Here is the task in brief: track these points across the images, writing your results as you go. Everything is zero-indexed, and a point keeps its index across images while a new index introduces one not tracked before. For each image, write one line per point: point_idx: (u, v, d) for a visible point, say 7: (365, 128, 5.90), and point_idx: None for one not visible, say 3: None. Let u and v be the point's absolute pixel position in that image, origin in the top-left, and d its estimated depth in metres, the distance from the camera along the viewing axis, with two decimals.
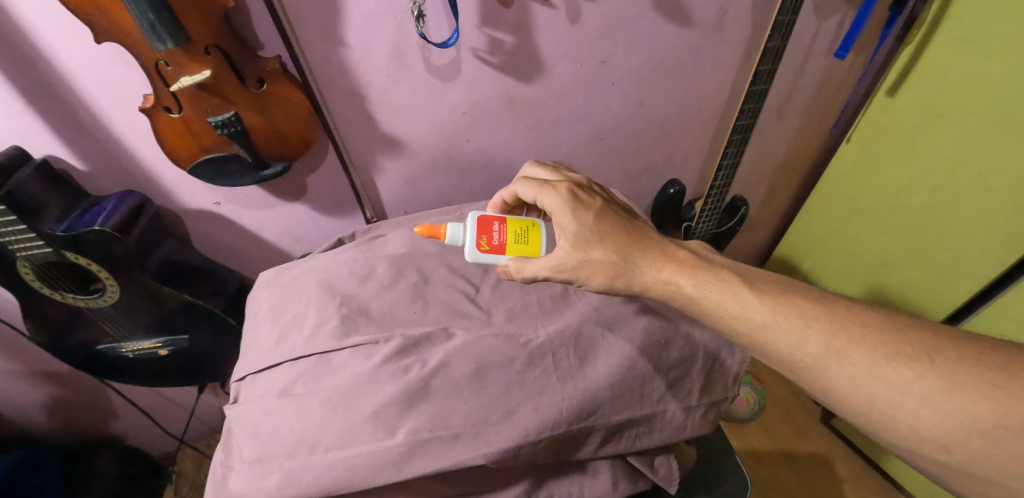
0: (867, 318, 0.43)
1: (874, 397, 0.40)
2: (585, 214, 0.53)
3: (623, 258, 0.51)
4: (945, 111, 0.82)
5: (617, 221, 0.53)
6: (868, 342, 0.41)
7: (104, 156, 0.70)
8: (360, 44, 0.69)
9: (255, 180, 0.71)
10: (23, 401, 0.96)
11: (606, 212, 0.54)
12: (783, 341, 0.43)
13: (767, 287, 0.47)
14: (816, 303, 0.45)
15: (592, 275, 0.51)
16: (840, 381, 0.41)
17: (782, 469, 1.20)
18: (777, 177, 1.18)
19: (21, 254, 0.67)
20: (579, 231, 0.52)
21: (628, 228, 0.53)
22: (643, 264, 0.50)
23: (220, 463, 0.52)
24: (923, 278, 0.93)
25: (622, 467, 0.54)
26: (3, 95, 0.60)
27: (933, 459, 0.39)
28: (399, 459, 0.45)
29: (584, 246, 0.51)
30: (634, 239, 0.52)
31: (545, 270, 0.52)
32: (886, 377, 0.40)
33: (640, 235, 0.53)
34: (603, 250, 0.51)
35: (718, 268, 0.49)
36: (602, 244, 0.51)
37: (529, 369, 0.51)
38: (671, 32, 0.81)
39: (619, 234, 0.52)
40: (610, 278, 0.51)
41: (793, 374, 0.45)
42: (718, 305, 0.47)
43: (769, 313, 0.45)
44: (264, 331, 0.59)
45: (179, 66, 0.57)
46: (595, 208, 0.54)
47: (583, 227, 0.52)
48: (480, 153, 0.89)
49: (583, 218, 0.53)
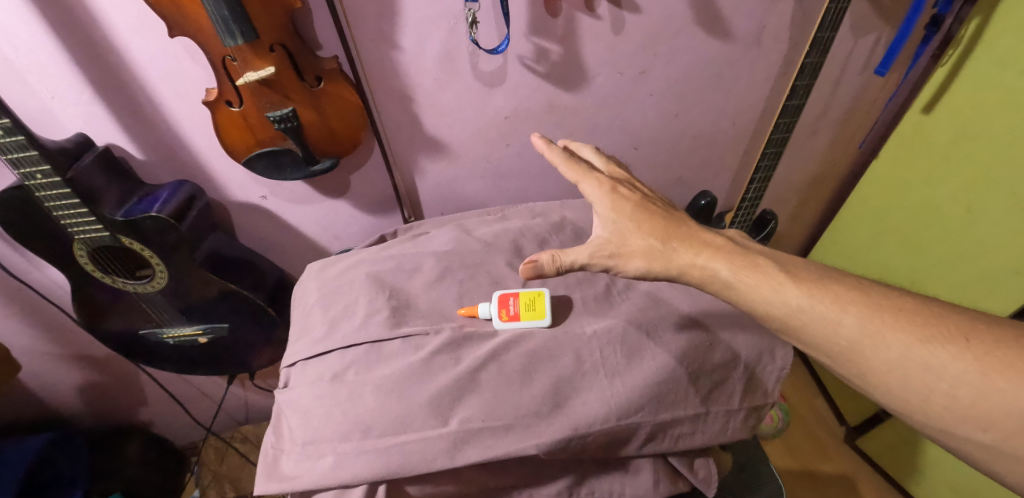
0: (902, 303, 0.43)
1: (909, 379, 0.41)
2: (624, 204, 0.55)
3: (661, 242, 0.51)
4: (983, 128, 0.82)
5: (655, 209, 0.54)
6: (902, 324, 0.42)
7: (162, 147, 0.73)
8: (413, 47, 0.71)
9: (305, 174, 0.73)
10: (60, 383, 0.98)
11: (644, 203, 0.55)
12: (821, 325, 0.43)
13: (804, 273, 0.47)
14: (851, 288, 0.45)
15: (629, 259, 0.51)
16: (875, 362, 0.42)
17: (805, 489, 1.18)
18: (807, 192, 1.18)
19: (80, 237, 0.70)
20: (617, 219, 0.53)
21: (666, 216, 0.54)
22: (682, 249, 0.50)
23: (271, 445, 0.53)
24: (955, 293, 0.92)
25: (663, 466, 0.54)
26: (75, 84, 0.63)
27: (970, 441, 0.39)
28: (452, 447, 0.47)
29: (621, 234, 0.53)
30: (672, 226, 0.53)
31: (585, 255, 0.52)
32: (921, 358, 0.40)
33: (678, 222, 0.53)
34: (641, 236, 0.52)
35: (755, 255, 0.49)
36: (640, 230, 0.52)
37: (578, 364, 0.53)
38: (711, 45, 0.83)
39: (658, 222, 0.53)
40: (647, 262, 0.50)
41: (827, 359, 0.45)
42: (754, 290, 0.46)
43: (805, 296, 0.45)
44: (313, 320, 0.61)
45: (245, 61, 0.60)
46: (634, 200, 0.55)
47: (621, 216, 0.54)
48: (519, 158, 0.91)
49: (621, 208, 0.54)
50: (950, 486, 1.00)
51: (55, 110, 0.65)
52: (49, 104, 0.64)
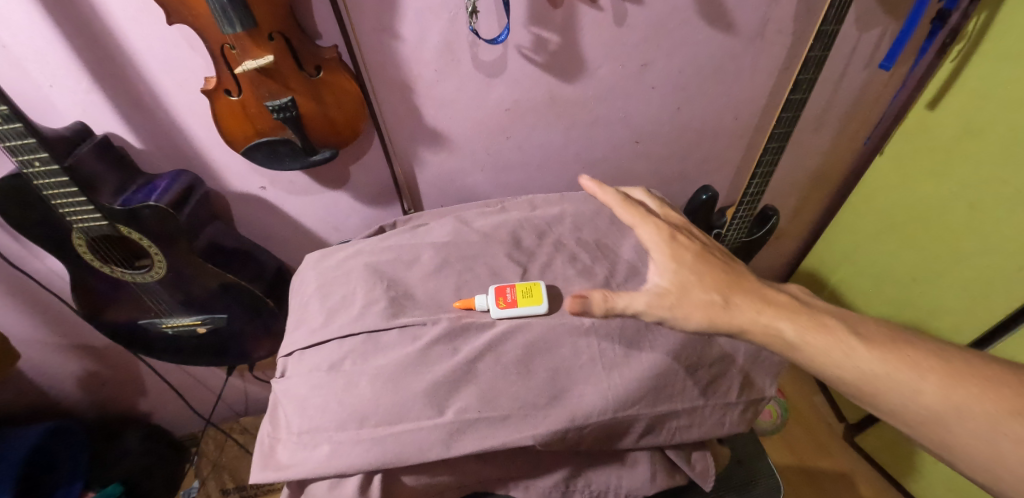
0: (984, 371, 0.43)
1: (998, 453, 0.40)
2: (683, 254, 0.53)
3: (721, 298, 0.50)
4: (988, 127, 0.81)
5: (714, 261, 0.53)
6: (986, 395, 0.42)
7: (161, 136, 0.73)
8: (413, 38, 0.71)
9: (304, 164, 0.73)
10: (60, 372, 0.99)
11: (704, 253, 0.53)
12: (895, 390, 0.43)
13: (874, 335, 0.46)
14: (929, 353, 0.45)
15: (688, 312, 0.49)
16: (961, 433, 0.41)
17: (804, 485, 1.18)
18: (809, 187, 1.18)
19: (78, 226, 0.70)
20: (677, 269, 0.52)
21: (726, 269, 0.53)
22: (742, 305, 0.49)
23: (267, 434, 0.53)
24: (958, 293, 0.92)
25: (660, 459, 0.54)
26: (74, 72, 0.63)
27: None
28: (448, 437, 0.47)
29: (680, 283, 0.51)
30: (732, 279, 0.51)
31: (640, 303, 0.49)
32: (1009, 432, 0.40)
33: (738, 276, 0.52)
34: (701, 289, 0.50)
35: (822, 314, 0.49)
36: (700, 282, 0.51)
37: (575, 356, 0.52)
38: (713, 38, 0.82)
39: (718, 275, 0.51)
40: (707, 317, 0.49)
41: (906, 427, 0.44)
42: (823, 352, 0.46)
43: (876, 360, 0.44)
44: (311, 310, 0.61)
45: (244, 50, 0.59)
46: (692, 249, 0.54)
47: (681, 266, 0.52)
48: (519, 150, 0.90)
49: (680, 257, 0.53)
50: (949, 484, 1.00)
51: (54, 98, 0.65)
52: (47, 92, 0.64)
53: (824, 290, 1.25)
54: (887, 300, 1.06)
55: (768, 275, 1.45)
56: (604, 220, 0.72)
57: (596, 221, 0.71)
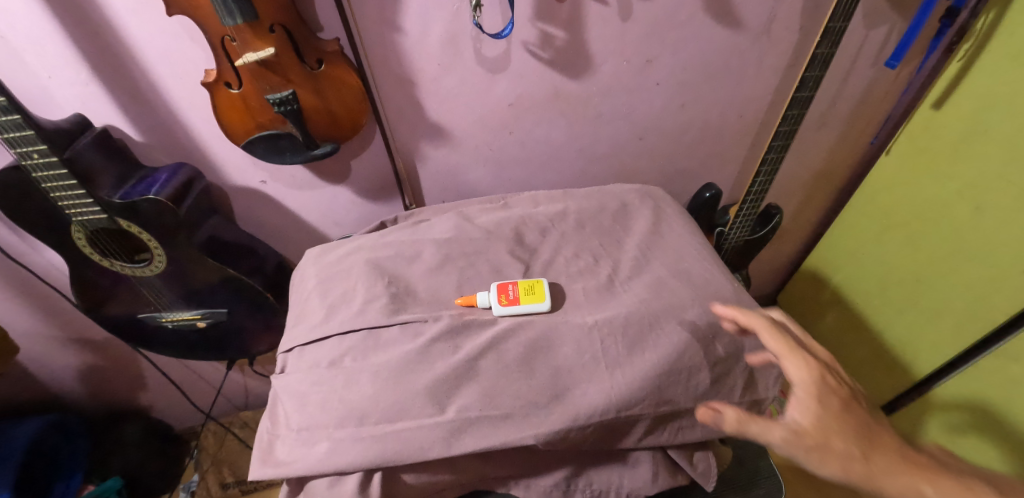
0: None
1: None
2: (832, 398, 0.44)
3: (866, 456, 0.42)
4: (993, 126, 0.80)
5: (863, 413, 0.44)
6: None
7: (161, 129, 0.72)
8: (416, 32, 0.70)
9: (305, 159, 0.72)
10: (59, 365, 0.98)
11: (855, 402, 0.44)
12: None
13: None
14: None
15: (828, 466, 0.41)
16: None
17: (803, 485, 1.18)
18: (813, 186, 1.17)
19: (77, 219, 0.69)
20: (823, 412, 0.43)
21: (874, 422, 0.44)
22: (890, 472, 0.41)
23: (267, 431, 0.53)
24: (962, 295, 0.91)
25: (662, 460, 0.53)
26: (73, 64, 0.62)
27: None
28: (449, 435, 0.47)
29: (822, 429, 0.42)
30: (879, 436, 0.43)
31: (773, 439, 0.41)
32: None
33: (888, 433, 0.44)
34: (847, 443, 0.42)
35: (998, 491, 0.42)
36: (845, 433, 0.42)
37: (578, 355, 0.52)
38: (720, 34, 0.81)
39: (865, 430, 0.43)
40: (849, 475, 0.41)
41: None
42: None
43: None
44: (312, 305, 0.61)
45: (244, 42, 0.58)
46: (843, 394, 0.44)
47: (828, 411, 0.43)
48: (522, 146, 0.90)
49: (829, 402, 0.43)
50: None
51: (52, 90, 0.64)
52: (46, 84, 0.63)
53: (826, 289, 1.25)
54: (890, 300, 1.06)
55: (770, 275, 1.45)
56: (608, 217, 0.71)
57: (599, 219, 0.70)
